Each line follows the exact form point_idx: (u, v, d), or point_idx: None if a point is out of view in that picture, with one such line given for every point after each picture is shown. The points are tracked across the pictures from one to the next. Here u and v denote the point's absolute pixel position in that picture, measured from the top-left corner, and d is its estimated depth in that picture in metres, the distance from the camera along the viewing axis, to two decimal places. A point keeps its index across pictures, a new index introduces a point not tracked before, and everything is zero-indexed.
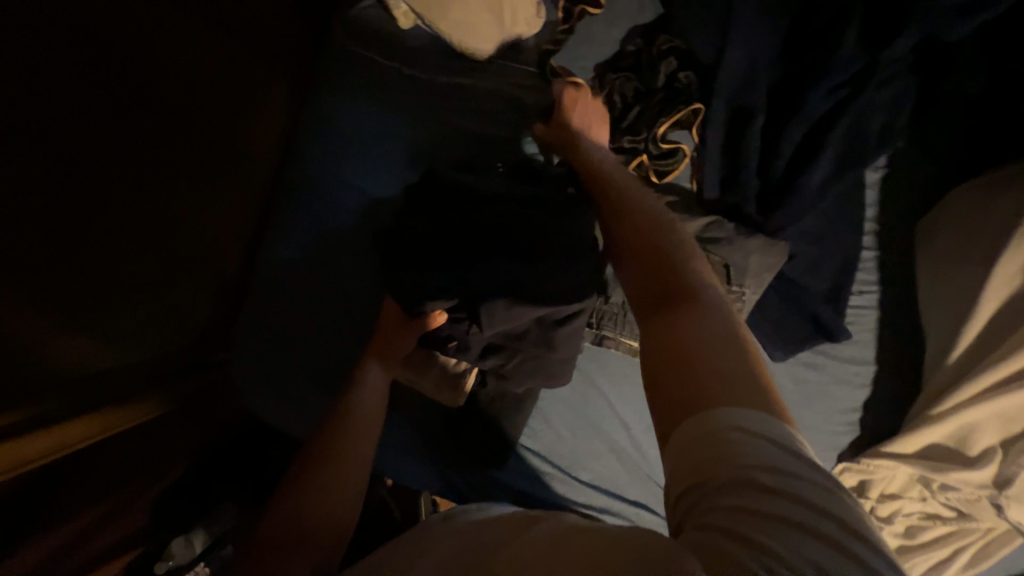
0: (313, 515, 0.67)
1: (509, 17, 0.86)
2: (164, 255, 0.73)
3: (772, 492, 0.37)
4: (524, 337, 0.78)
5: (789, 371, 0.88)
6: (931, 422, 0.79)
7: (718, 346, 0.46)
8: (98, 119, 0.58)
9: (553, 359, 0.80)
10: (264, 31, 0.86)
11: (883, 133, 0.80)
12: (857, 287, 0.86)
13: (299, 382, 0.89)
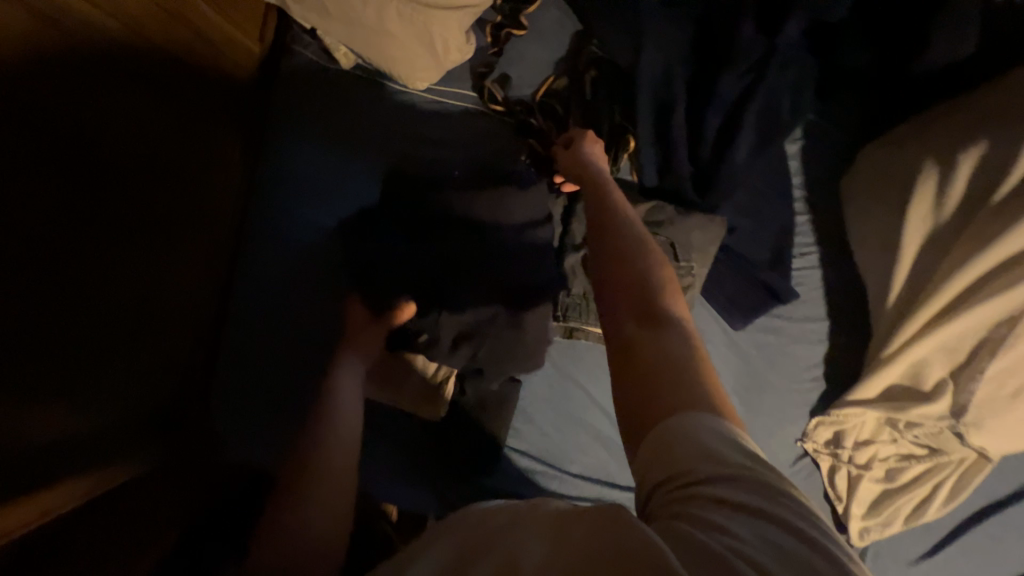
0: (326, 500, 0.71)
1: (441, 48, 0.87)
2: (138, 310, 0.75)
3: (729, 481, 0.43)
4: (494, 320, 0.82)
5: (752, 338, 0.93)
6: (885, 363, 0.84)
7: (688, 369, 0.54)
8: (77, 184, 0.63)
9: (521, 342, 0.83)
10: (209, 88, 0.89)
11: (793, 110, 0.88)
12: (798, 250, 0.92)
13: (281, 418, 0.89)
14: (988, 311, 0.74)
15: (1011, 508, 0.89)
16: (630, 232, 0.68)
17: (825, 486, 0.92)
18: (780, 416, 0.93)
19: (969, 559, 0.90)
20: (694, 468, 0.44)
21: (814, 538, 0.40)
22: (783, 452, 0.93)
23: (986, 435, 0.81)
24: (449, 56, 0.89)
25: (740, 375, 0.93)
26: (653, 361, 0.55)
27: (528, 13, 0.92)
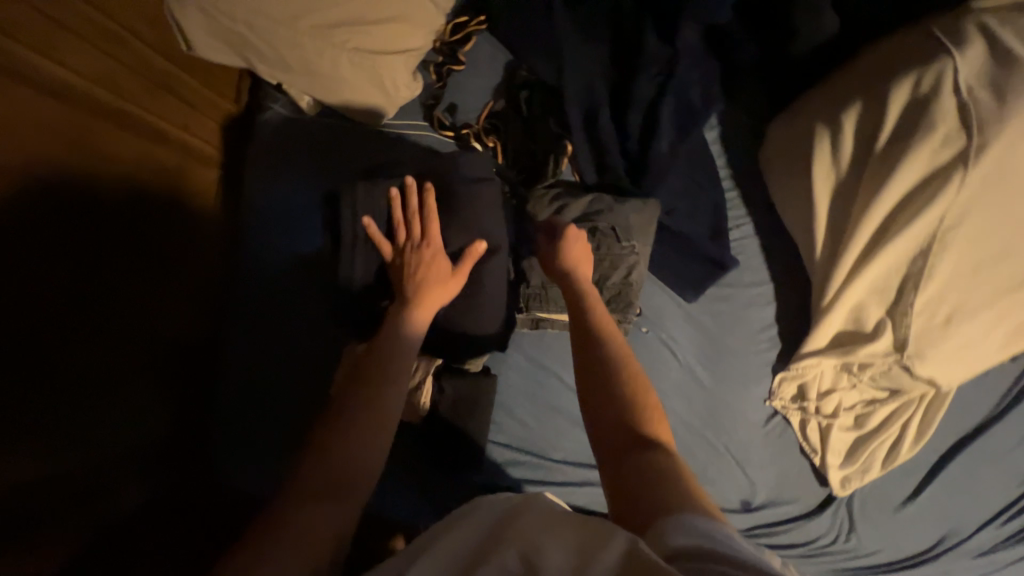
0: (343, 472, 0.59)
1: (391, 86, 1.00)
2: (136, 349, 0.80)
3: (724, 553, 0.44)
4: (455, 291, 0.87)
5: (707, 308, 1.00)
6: (827, 311, 0.89)
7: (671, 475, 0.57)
8: (80, 240, 0.71)
9: (479, 310, 0.89)
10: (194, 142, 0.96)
11: (704, 100, 1.00)
12: (733, 222, 1.01)
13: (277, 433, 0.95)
14: (901, 247, 0.82)
15: (980, 439, 0.92)
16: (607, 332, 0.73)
17: (800, 441, 0.95)
18: (744, 378, 0.97)
19: (953, 497, 0.92)
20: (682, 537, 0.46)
21: None
22: (754, 414, 0.97)
23: (932, 365, 0.86)
24: (399, 92, 1.02)
25: (700, 341, 0.99)
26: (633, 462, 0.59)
27: (464, 51, 1.06)
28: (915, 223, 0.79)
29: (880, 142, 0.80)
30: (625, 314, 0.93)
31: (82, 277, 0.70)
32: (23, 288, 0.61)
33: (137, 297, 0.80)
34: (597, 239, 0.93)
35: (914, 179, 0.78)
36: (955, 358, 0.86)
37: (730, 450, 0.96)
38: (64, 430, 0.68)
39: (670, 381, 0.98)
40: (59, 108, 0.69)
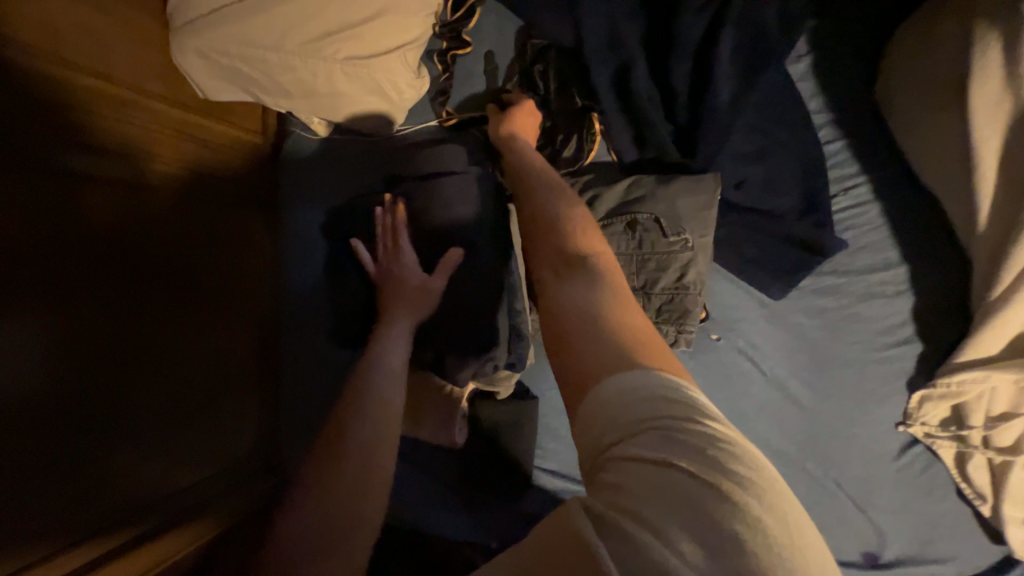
0: (336, 511, 0.63)
1: (392, 91, 0.89)
2: (204, 413, 0.76)
3: (670, 442, 0.36)
4: (449, 313, 0.80)
5: (803, 307, 0.75)
6: (1002, 304, 0.61)
7: (608, 305, 0.49)
8: (128, 289, 0.64)
9: (478, 330, 0.79)
10: (224, 181, 0.89)
11: (784, 21, 0.72)
12: (838, 185, 0.74)
13: None
14: None
15: None
16: (561, 211, 0.63)
17: (954, 480, 0.69)
18: (864, 395, 0.72)
19: None
20: (611, 428, 0.39)
21: (743, 499, 0.33)
22: (881, 444, 0.72)
23: None
24: (404, 95, 0.91)
25: (796, 351, 0.75)
26: (565, 314, 0.50)
27: (468, 28, 0.91)
28: None
29: None
30: (681, 327, 0.74)
31: (141, 352, 0.65)
32: (97, 356, 0.59)
33: (203, 367, 0.76)
34: (638, 236, 0.75)
35: None
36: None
37: (848, 491, 0.73)
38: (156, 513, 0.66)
39: (755, 404, 0.76)
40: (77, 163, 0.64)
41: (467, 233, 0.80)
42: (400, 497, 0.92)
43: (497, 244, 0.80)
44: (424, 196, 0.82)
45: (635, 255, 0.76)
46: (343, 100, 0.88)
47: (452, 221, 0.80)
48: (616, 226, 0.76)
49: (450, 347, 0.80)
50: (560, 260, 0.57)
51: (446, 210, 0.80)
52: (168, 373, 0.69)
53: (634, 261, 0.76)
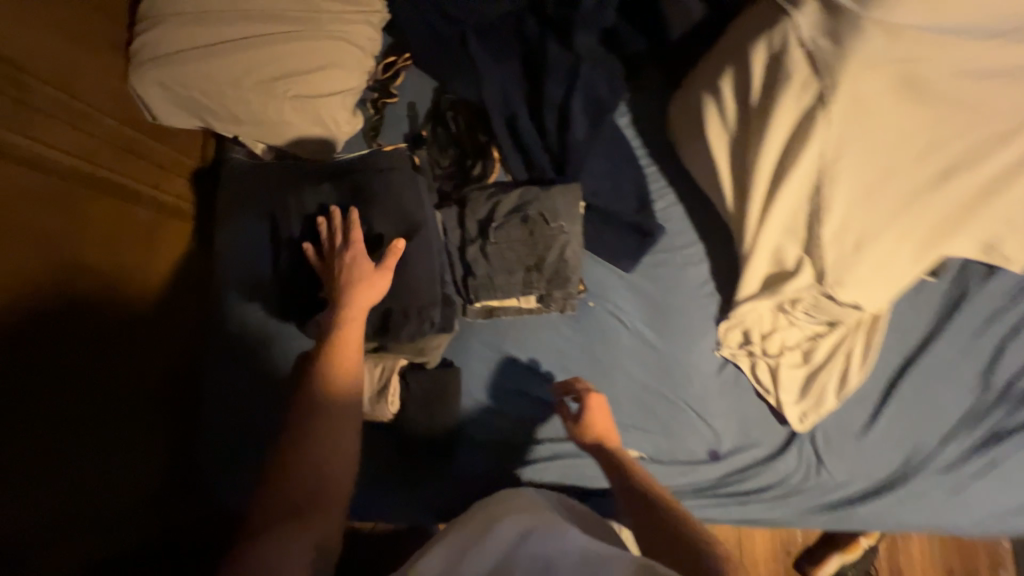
0: (311, 490, 0.74)
1: (333, 124, 1.11)
2: (108, 391, 0.92)
3: None
4: (391, 290, 0.90)
5: (647, 277, 1.06)
6: (750, 256, 0.96)
7: (684, 527, 0.75)
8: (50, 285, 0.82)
9: (416, 303, 0.92)
10: (164, 194, 1.08)
11: (611, 90, 1.10)
12: (657, 193, 1.09)
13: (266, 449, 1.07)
14: (797, 186, 0.88)
15: (923, 358, 0.95)
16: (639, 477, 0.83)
17: (753, 384, 0.99)
18: (692, 333, 1.03)
19: (908, 420, 0.94)
20: None
21: None
22: (707, 365, 1.01)
23: (851, 289, 0.90)
24: (343, 128, 1.13)
25: (646, 306, 1.05)
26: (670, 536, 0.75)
27: (396, 85, 1.19)
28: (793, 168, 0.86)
29: (755, 97, 0.88)
30: (568, 291, 1.01)
31: (76, 330, 0.86)
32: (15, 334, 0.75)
33: (130, 354, 0.97)
34: (530, 226, 1.01)
35: (792, 124, 0.85)
36: (867, 278, 0.90)
37: (691, 404, 1.00)
38: (73, 453, 0.85)
39: (623, 348, 1.04)
40: (38, 178, 0.81)
41: (409, 219, 0.91)
42: None
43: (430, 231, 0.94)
44: (369, 191, 0.91)
45: (529, 240, 1.01)
46: (290, 129, 1.08)
47: (393, 212, 0.91)
48: (514, 221, 1.02)
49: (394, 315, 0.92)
50: (651, 511, 0.79)
51: (389, 204, 0.91)
52: (97, 360, 0.90)
53: (528, 245, 1.01)
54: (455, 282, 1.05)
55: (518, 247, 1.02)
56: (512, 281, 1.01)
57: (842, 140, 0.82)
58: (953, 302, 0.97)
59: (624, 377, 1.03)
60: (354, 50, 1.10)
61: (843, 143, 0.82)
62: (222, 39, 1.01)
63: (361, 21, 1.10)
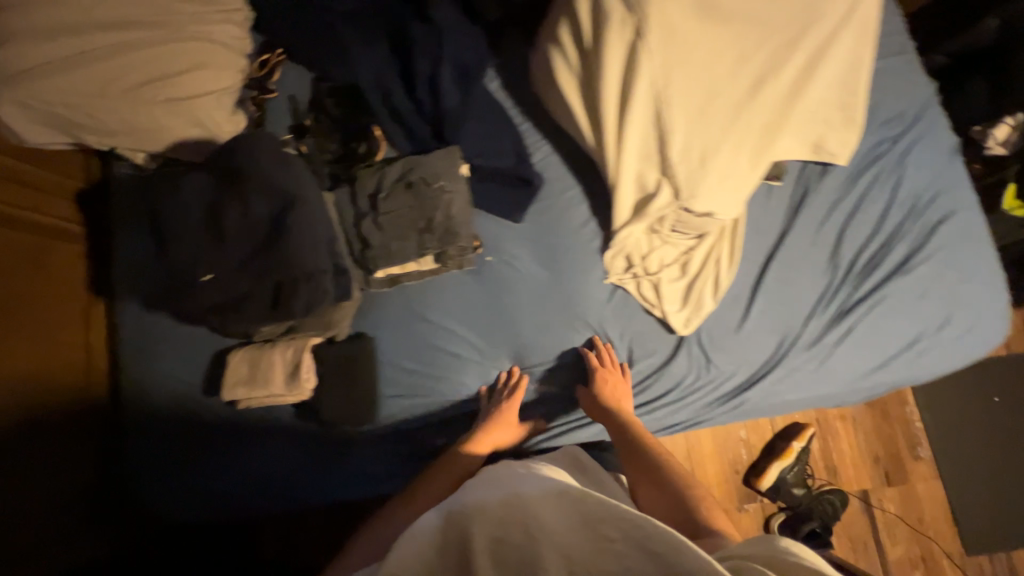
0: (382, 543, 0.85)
1: (211, 123, 1.12)
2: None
3: None
4: (282, 262, 0.89)
5: (536, 223, 1.14)
6: (617, 186, 1.05)
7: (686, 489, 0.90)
8: None
9: (308, 275, 0.91)
10: (34, 215, 1.08)
11: (476, 58, 1.18)
12: (533, 146, 1.17)
13: (192, 451, 1.07)
14: (640, 113, 0.99)
15: (780, 253, 1.08)
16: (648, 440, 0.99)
17: (640, 302, 1.09)
18: (582, 267, 1.12)
19: (775, 309, 1.06)
20: None
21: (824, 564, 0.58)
22: (599, 293, 1.11)
23: (703, 200, 1.01)
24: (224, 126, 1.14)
25: (539, 249, 1.13)
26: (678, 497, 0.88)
27: (273, 81, 1.23)
28: (631, 101, 0.97)
29: (588, 40, 0.97)
30: (460, 246, 1.06)
31: None
32: None
33: (23, 375, 0.99)
34: (415, 190, 1.06)
35: (623, 57, 0.95)
36: (716, 187, 1.01)
37: (588, 330, 1.10)
38: None
39: (522, 292, 1.12)
40: None
41: (289, 193, 0.91)
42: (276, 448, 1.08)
43: (309, 202, 0.92)
44: (247, 169, 0.90)
45: (415, 204, 1.06)
46: (165, 132, 1.09)
47: (274, 184, 0.90)
48: (399, 188, 1.07)
49: (293, 289, 0.91)
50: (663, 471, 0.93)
51: (265, 177, 0.90)
52: None
53: (416, 208, 1.06)
54: (355, 256, 1.09)
55: (406, 212, 1.07)
56: (407, 245, 1.06)
57: (666, 66, 0.94)
58: (797, 202, 1.10)
59: (528, 318, 1.11)
60: (222, 49, 1.12)
61: (665, 72, 0.94)
62: (73, 48, 1.01)
63: (224, 20, 1.13)
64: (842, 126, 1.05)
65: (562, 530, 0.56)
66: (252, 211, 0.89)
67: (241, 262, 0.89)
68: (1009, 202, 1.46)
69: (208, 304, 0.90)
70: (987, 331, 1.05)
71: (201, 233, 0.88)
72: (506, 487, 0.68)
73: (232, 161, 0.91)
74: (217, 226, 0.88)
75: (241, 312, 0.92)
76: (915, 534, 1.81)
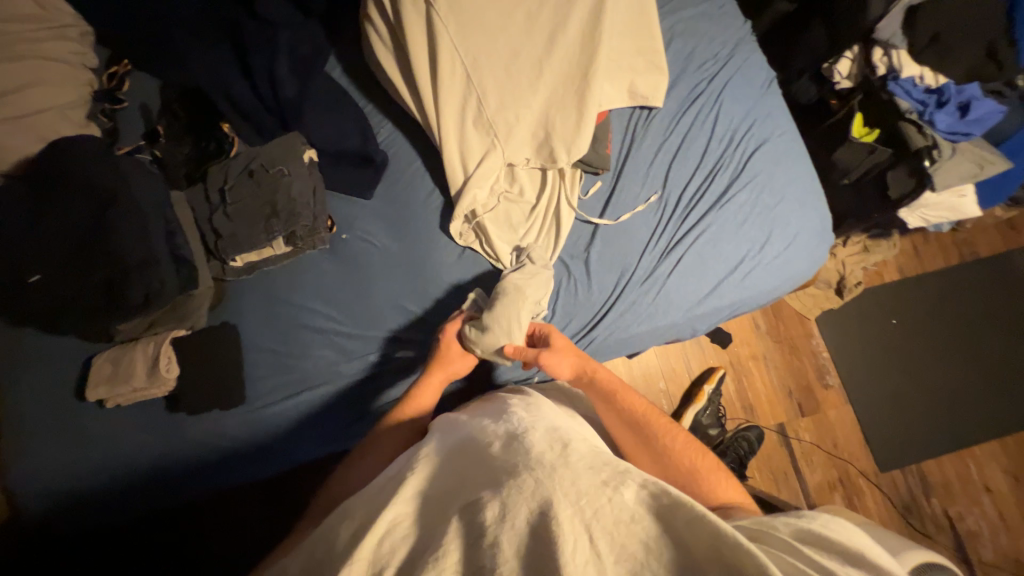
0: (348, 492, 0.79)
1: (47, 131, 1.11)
2: None
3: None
4: (110, 254, 0.96)
5: (385, 196, 1.20)
6: (445, 143, 1.07)
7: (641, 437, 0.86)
8: None
9: (132, 261, 0.97)
10: None
11: (314, 47, 1.23)
12: (378, 127, 1.25)
13: (67, 460, 1.05)
14: (450, 81, 1.04)
15: (617, 195, 1.14)
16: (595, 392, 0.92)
17: (483, 254, 1.15)
18: (431, 232, 1.18)
19: (613, 249, 1.12)
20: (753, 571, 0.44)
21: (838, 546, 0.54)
22: (449, 254, 1.17)
23: (515, 146, 1.10)
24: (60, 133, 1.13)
25: (390, 223, 1.19)
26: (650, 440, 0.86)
27: (123, 91, 1.25)
28: (439, 66, 1.02)
29: (392, 15, 1.03)
30: (311, 228, 1.12)
31: None
32: None
33: None
34: (257, 176, 1.11)
35: (422, 28, 1.01)
36: (513, 314, 0.98)
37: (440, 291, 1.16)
38: None
39: (376, 263, 1.17)
40: None
41: (108, 188, 0.98)
42: (158, 442, 1.08)
43: (135, 192, 1.00)
44: (70, 173, 0.97)
45: (259, 190, 1.10)
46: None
47: (98, 182, 0.98)
48: (242, 178, 1.12)
49: (124, 275, 0.97)
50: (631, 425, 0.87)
51: (85, 179, 0.98)
52: None
53: (260, 194, 1.10)
54: (207, 249, 1.12)
55: (252, 199, 1.11)
56: (254, 227, 1.10)
57: (460, 31, 1.01)
58: (625, 149, 1.16)
59: (384, 289, 1.16)
60: (59, 65, 1.16)
61: (462, 39, 1.01)
62: None
63: (55, 39, 1.17)
64: (646, 70, 1.13)
65: (569, 483, 0.52)
66: (77, 211, 0.97)
67: (57, 262, 0.95)
68: (857, 131, 1.52)
69: (48, 308, 0.98)
70: (805, 246, 1.12)
71: (21, 236, 0.95)
72: (481, 459, 0.62)
73: (56, 170, 0.98)
74: (30, 235, 0.95)
75: (80, 308, 0.98)
76: (832, 459, 1.88)
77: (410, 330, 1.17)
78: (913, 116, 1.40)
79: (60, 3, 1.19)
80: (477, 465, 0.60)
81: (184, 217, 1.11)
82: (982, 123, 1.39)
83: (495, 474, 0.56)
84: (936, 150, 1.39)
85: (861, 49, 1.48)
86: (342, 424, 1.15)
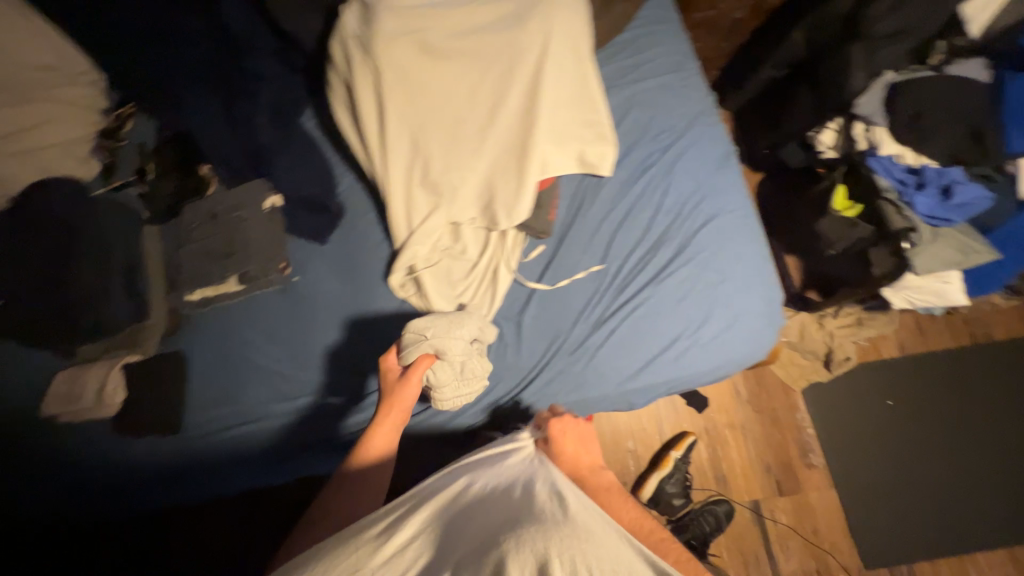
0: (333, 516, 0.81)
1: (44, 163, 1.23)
2: None
3: None
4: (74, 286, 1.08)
5: (339, 244, 1.26)
6: (390, 200, 1.12)
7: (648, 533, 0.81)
8: None
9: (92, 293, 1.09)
10: None
11: (292, 101, 1.33)
12: (342, 177, 1.32)
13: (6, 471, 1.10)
14: (397, 144, 1.09)
15: (556, 260, 1.14)
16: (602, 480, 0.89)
17: (419, 307, 1.18)
18: (377, 282, 1.23)
19: (546, 315, 1.11)
20: None
21: None
22: (389, 305, 1.21)
23: (457, 207, 1.13)
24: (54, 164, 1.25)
25: (340, 269, 1.24)
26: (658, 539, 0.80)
27: (125, 130, 1.39)
28: (386, 130, 1.08)
29: (348, 81, 1.09)
30: (266, 270, 1.19)
31: None
32: None
33: None
34: (222, 219, 1.21)
35: (373, 94, 1.07)
36: (455, 333, 0.98)
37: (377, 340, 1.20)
38: None
39: (322, 307, 1.22)
40: None
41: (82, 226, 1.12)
42: (90, 463, 1.12)
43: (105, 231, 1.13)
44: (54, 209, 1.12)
45: (224, 231, 1.20)
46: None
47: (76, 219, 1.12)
48: (209, 218, 1.21)
49: (83, 304, 1.09)
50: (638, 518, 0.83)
51: (65, 217, 1.12)
52: None
53: (223, 236, 1.20)
54: (161, 280, 1.18)
55: (215, 239, 1.20)
56: (213, 267, 1.18)
57: (407, 99, 1.06)
58: (569, 215, 1.17)
59: (324, 333, 1.21)
60: (71, 107, 1.32)
61: (409, 107, 1.07)
62: None
63: (71, 85, 1.33)
64: (595, 140, 1.13)
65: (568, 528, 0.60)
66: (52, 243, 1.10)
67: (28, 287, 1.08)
68: (839, 203, 1.48)
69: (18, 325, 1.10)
70: (748, 328, 1.08)
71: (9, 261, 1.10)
72: (491, 501, 0.69)
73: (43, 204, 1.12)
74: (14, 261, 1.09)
75: (43, 328, 1.10)
76: (812, 548, 1.73)
77: (345, 376, 1.19)
78: (890, 196, 1.36)
79: (78, 53, 1.33)
80: (482, 508, 0.68)
81: (151, 251, 1.19)
82: (969, 209, 1.29)
83: (502, 514, 0.64)
84: (913, 235, 1.32)
85: (844, 121, 1.45)
86: (271, 464, 1.16)
